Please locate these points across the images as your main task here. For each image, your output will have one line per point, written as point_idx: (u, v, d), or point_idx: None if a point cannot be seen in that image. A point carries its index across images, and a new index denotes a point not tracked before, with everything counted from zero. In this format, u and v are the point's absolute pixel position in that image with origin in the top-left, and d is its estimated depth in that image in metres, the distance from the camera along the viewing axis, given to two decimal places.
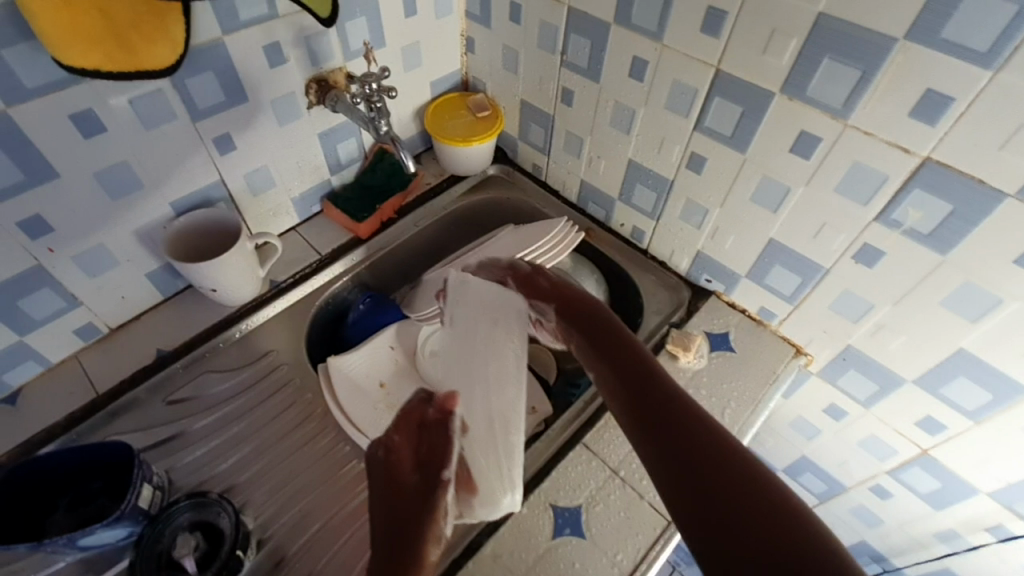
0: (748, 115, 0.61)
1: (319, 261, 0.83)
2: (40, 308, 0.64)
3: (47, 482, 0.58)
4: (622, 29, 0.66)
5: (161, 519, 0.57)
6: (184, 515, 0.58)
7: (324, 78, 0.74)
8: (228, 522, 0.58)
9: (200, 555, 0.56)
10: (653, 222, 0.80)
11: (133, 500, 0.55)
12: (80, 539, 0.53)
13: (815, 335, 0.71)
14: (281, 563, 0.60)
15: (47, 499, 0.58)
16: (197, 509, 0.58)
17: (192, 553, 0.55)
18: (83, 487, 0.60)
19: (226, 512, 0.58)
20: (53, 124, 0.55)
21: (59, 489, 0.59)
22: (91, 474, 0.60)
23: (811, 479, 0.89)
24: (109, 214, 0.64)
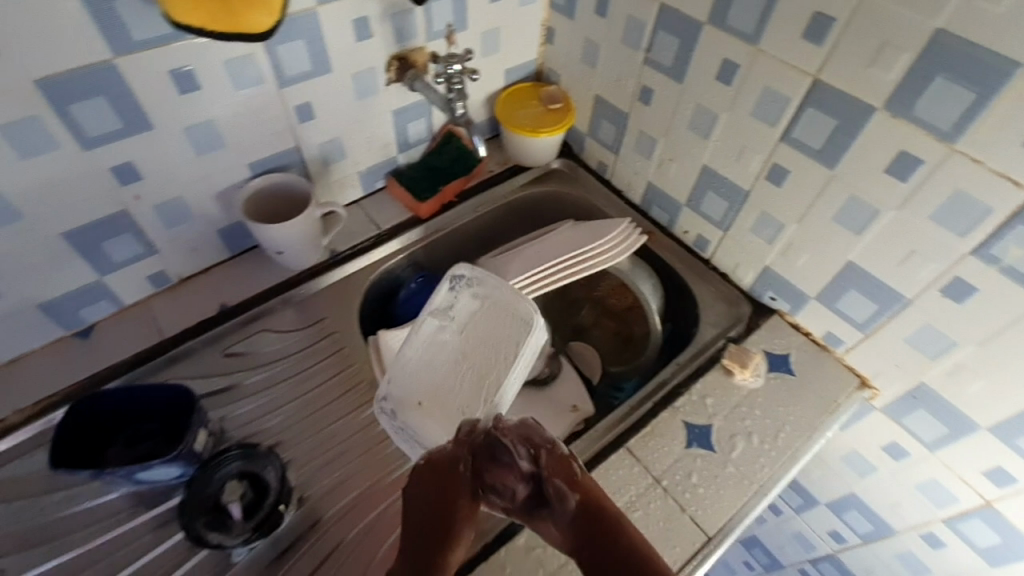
0: (843, 130, 0.58)
1: (378, 236, 0.84)
2: (120, 252, 0.67)
3: (110, 416, 0.61)
4: (716, 30, 0.64)
5: (212, 464, 0.60)
6: (233, 464, 0.61)
7: (405, 56, 0.75)
8: (273, 476, 0.61)
9: (246, 503, 0.59)
10: (721, 232, 0.77)
11: (190, 442, 0.58)
12: (138, 471, 0.57)
13: (885, 368, 0.67)
14: (315, 526, 0.61)
15: (107, 433, 0.61)
16: (246, 460, 0.61)
17: (238, 501, 0.59)
18: (140, 426, 0.62)
19: (273, 465, 0.62)
20: (154, 77, 0.58)
21: (118, 425, 0.62)
22: (149, 414, 0.62)
23: (856, 517, 0.85)
24: (192, 169, 0.67)
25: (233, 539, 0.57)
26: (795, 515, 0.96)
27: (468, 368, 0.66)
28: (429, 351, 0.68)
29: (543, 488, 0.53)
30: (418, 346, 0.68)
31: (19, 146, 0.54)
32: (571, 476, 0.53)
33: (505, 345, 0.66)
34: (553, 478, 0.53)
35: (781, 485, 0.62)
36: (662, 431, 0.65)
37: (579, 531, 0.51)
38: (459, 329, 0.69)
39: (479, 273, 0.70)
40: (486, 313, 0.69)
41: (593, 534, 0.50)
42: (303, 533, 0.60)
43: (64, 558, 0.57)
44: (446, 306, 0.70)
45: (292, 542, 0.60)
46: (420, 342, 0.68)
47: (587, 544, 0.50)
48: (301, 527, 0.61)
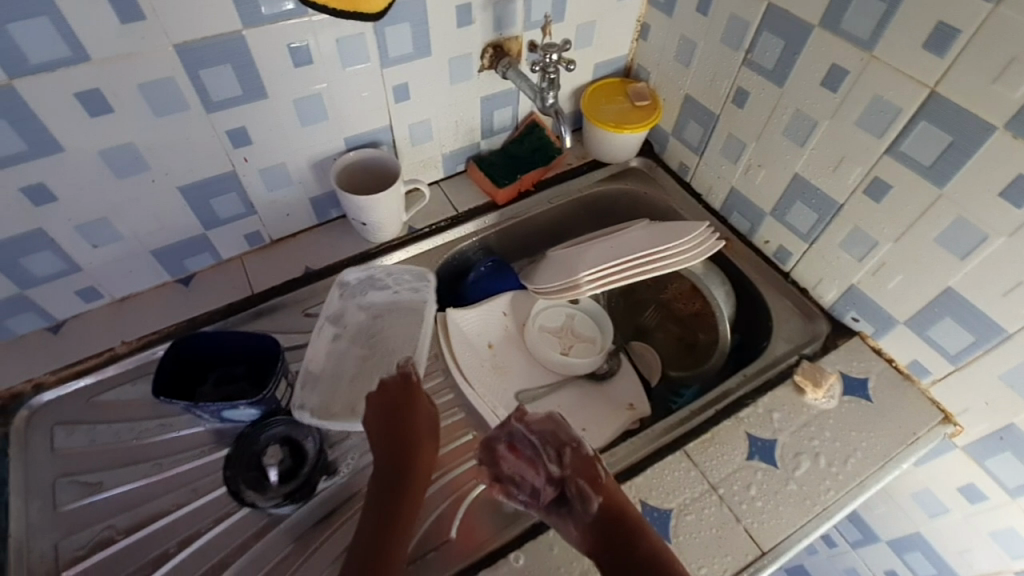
0: (958, 147, 0.54)
1: (454, 217, 0.87)
2: (225, 209, 0.73)
3: (205, 356, 0.66)
4: (826, 34, 0.61)
5: (259, 426, 0.64)
6: (278, 428, 0.64)
7: (501, 44, 0.77)
8: (312, 445, 0.64)
9: (283, 468, 0.62)
10: (805, 244, 0.74)
11: (272, 390, 0.62)
12: (225, 411, 0.62)
13: (973, 405, 0.63)
14: (356, 496, 0.63)
15: (200, 371, 0.67)
16: (291, 426, 0.64)
17: (277, 465, 0.62)
18: (230, 369, 0.67)
19: (312, 435, 0.64)
20: (275, 49, 0.62)
21: (211, 365, 0.67)
22: (239, 359, 0.68)
23: (919, 560, 0.80)
24: (295, 137, 0.71)
25: (267, 499, 0.61)
26: (850, 550, 0.91)
27: (369, 365, 0.70)
28: (328, 361, 0.69)
29: (565, 488, 0.56)
30: (328, 364, 0.69)
31: (154, 104, 0.60)
32: (594, 478, 0.56)
33: (400, 340, 0.72)
34: (576, 479, 0.56)
35: (846, 511, 0.59)
36: (722, 439, 0.64)
37: (599, 533, 0.52)
38: (356, 332, 0.72)
39: (365, 283, 0.74)
40: (383, 316, 0.74)
41: (611, 537, 0.52)
42: (352, 495, 0.63)
43: (153, 479, 0.63)
44: (336, 314, 0.72)
45: (336, 506, 0.63)
46: (318, 357, 0.69)
47: (609, 534, 0.52)
48: (343, 494, 0.63)
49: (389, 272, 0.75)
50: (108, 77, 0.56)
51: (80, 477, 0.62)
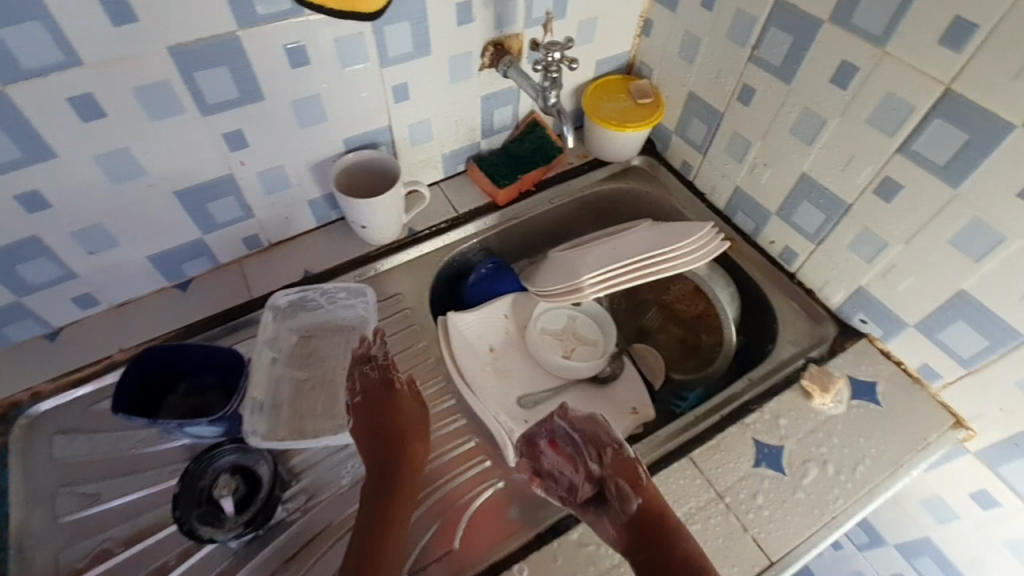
0: (974, 146, 0.53)
1: (455, 218, 0.85)
2: (222, 213, 0.72)
3: (175, 366, 0.65)
4: (837, 29, 0.60)
5: (205, 457, 0.59)
6: (225, 458, 0.60)
7: (502, 41, 0.75)
8: (266, 470, 0.60)
9: (238, 497, 0.58)
10: (812, 245, 0.73)
11: (235, 406, 0.60)
12: (186, 427, 0.59)
13: (986, 411, 0.61)
14: (324, 531, 0.60)
15: (170, 381, 0.65)
16: (240, 452, 0.60)
17: (231, 495, 0.57)
18: (200, 378, 0.66)
19: (265, 459, 0.60)
20: (271, 50, 0.61)
21: (183, 374, 0.66)
22: (209, 368, 0.66)
23: (927, 565, 0.79)
24: (293, 140, 0.70)
25: (225, 532, 0.55)
26: (857, 553, 0.90)
27: (310, 388, 0.67)
28: (270, 389, 0.66)
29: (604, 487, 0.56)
30: (269, 393, 0.65)
31: (149, 108, 0.59)
32: (634, 479, 0.56)
33: (337, 357, 0.70)
34: (616, 478, 0.56)
35: (855, 520, 0.58)
36: (728, 445, 0.63)
37: (634, 533, 0.53)
38: (289, 355, 0.69)
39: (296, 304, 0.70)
40: (314, 335, 0.71)
41: (644, 537, 0.53)
42: (332, 521, 0.60)
43: (153, 490, 0.62)
44: (271, 338, 0.68)
45: (298, 548, 0.59)
46: (261, 387, 0.64)
47: (644, 531, 0.53)
48: (307, 534, 0.59)
49: (333, 287, 0.71)
50: (102, 81, 0.55)
51: (80, 488, 0.62)
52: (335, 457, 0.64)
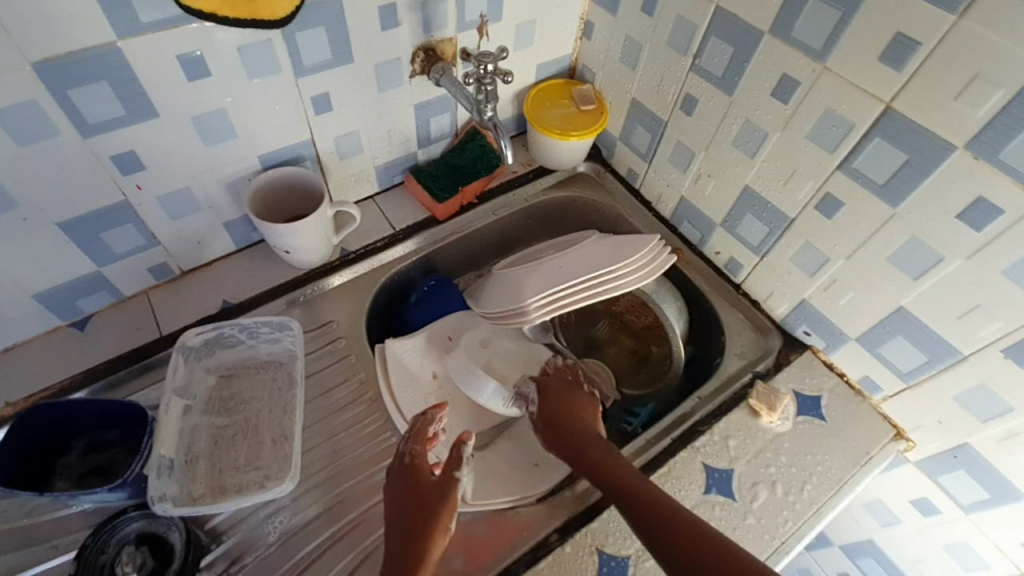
0: (913, 166, 0.52)
1: (391, 236, 0.80)
2: (120, 243, 0.64)
3: (68, 425, 0.57)
4: (777, 41, 0.58)
5: (105, 530, 0.53)
6: (134, 524, 0.54)
7: (432, 47, 0.69)
8: (178, 539, 0.54)
9: (145, 574, 0.53)
10: (756, 258, 0.72)
11: (138, 469, 0.54)
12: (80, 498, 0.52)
13: (925, 423, 0.62)
14: None
15: (65, 439, 0.58)
16: (149, 519, 0.55)
17: (137, 572, 0.52)
18: (102, 434, 0.59)
19: (177, 527, 0.55)
20: (161, 61, 0.53)
21: (79, 432, 0.59)
22: (112, 423, 0.59)
23: (871, 564, 0.81)
24: (198, 158, 0.62)
25: None
26: (805, 552, 0.92)
27: (230, 437, 0.62)
28: (181, 443, 0.60)
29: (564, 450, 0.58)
30: (179, 446, 0.60)
31: (13, 132, 0.50)
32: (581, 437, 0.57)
33: (262, 399, 0.65)
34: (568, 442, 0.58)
35: (803, 542, 0.58)
36: (679, 472, 0.61)
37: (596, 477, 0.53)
38: (206, 401, 0.64)
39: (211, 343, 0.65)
40: (235, 374, 0.66)
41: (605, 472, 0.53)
42: None
43: (48, 566, 0.54)
44: (183, 385, 0.62)
45: None
46: (169, 443, 0.59)
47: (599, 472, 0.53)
48: None
49: (253, 321, 0.66)
50: None
51: None
52: (262, 512, 0.59)
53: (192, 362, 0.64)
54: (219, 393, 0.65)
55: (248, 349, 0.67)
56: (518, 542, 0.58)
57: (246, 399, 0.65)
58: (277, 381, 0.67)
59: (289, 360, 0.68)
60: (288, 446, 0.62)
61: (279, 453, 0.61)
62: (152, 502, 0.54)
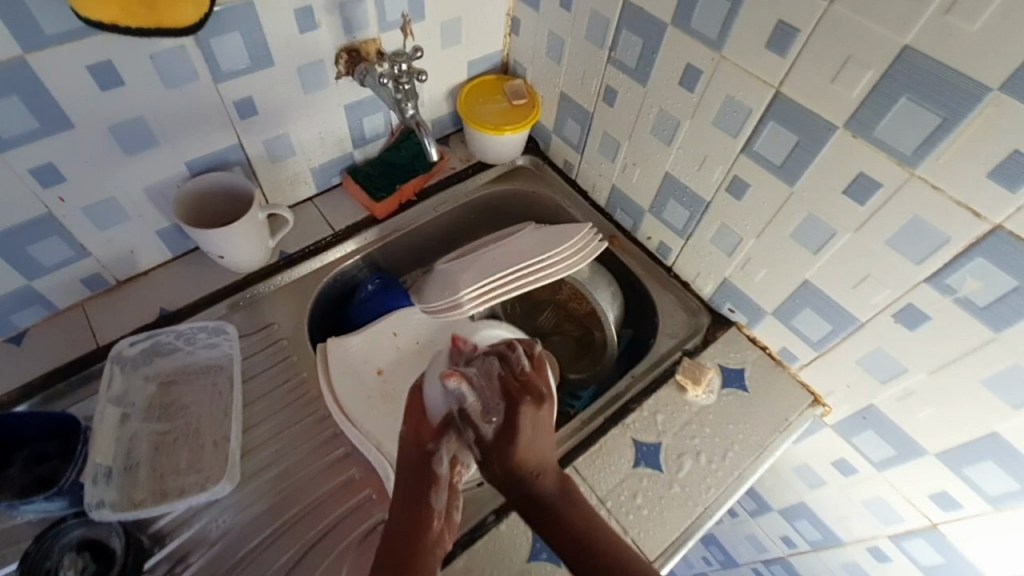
0: (803, 147, 0.55)
1: (332, 236, 0.81)
2: (48, 255, 0.64)
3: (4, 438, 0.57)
4: (679, 33, 0.60)
5: (47, 536, 0.54)
6: (74, 532, 0.55)
7: (355, 47, 0.71)
8: (119, 543, 0.56)
9: None
10: (682, 241, 0.75)
11: (73, 476, 0.55)
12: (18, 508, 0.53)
13: (837, 388, 0.66)
14: None
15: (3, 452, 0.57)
16: (89, 526, 0.56)
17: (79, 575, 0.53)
18: (41, 446, 0.59)
19: (118, 531, 0.56)
20: (72, 72, 0.53)
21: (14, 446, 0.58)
22: (50, 434, 0.59)
23: (806, 525, 0.86)
24: (122, 167, 0.63)
25: None
26: (750, 519, 0.97)
27: (170, 442, 0.63)
28: (118, 451, 0.61)
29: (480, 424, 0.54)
30: (117, 455, 0.60)
31: None
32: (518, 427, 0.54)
33: (201, 403, 0.66)
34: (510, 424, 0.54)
35: (726, 506, 0.62)
36: (610, 448, 0.65)
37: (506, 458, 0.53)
38: (145, 408, 0.65)
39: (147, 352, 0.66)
40: (174, 381, 0.67)
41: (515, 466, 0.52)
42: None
43: None
44: (120, 394, 0.64)
45: None
46: (106, 451, 0.60)
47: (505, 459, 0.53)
48: None
49: (189, 327, 0.68)
50: None
51: None
52: (207, 511, 0.60)
53: (127, 371, 0.65)
54: (157, 400, 0.66)
55: (186, 355, 0.68)
56: (458, 524, 0.60)
57: (185, 405, 0.66)
58: (216, 385, 0.67)
59: (228, 363, 0.69)
60: (228, 448, 0.63)
61: (219, 455, 0.63)
62: (90, 508, 0.55)
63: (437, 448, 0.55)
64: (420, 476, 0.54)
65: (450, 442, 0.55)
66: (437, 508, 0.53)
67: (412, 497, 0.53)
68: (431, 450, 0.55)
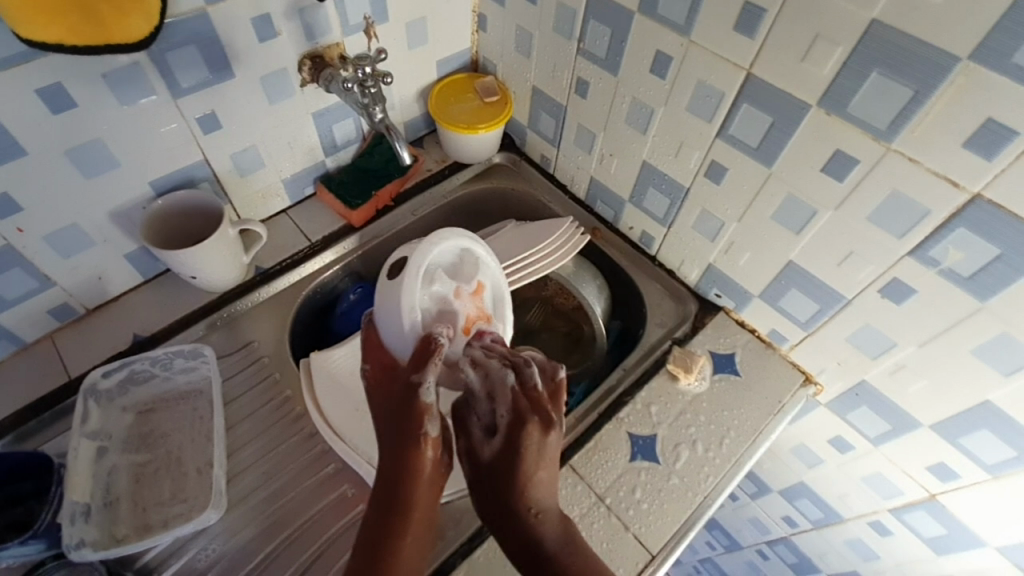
0: (779, 127, 0.55)
1: (309, 248, 0.79)
2: (10, 289, 0.61)
3: None
4: (647, 20, 0.59)
5: None
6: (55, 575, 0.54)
7: (319, 53, 0.69)
8: None
9: None
10: (664, 229, 0.75)
11: (48, 518, 0.53)
12: None
13: (828, 366, 0.66)
14: None
15: None
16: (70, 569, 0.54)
17: None
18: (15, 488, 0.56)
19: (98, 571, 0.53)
20: (18, 97, 0.51)
21: None
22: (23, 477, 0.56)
23: (806, 504, 0.86)
24: (81, 193, 0.60)
25: None
26: (751, 501, 0.97)
27: (152, 472, 0.61)
28: (97, 487, 0.59)
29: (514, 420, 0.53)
30: (95, 492, 0.58)
31: None
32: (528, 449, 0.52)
33: (182, 430, 0.64)
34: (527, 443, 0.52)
35: (726, 493, 0.62)
36: (606, 444, 0.64)
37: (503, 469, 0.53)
38: (125, 440, 0.63)
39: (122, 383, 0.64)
40: (152, 410, 0.65)
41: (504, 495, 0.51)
42: None
43: None
44: (98, 429, 0.61)
45: None
46: (82, 488, 0.57)
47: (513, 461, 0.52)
48: None
49: (165, 353, 0.65)
50: None
51: None
52: (197, 540, 0.59)
53: (101, 404, 0.63)
54: (135, 431, 0.64)
55: (162, 381, 0.66)
56: (455, 532, 0.59)
57: (164, 434, 0.64)
58: (197, 410, 0.66)
59: (207, 387, 0.67)
60: (212, 475, 0.61)
61: (203, 482, 0.61)
62: (67, 549, 0.53)
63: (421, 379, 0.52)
64: (404, 405, 0.52)
65: (432, 369, 0.52)
66: (431, 436, 0.51)
67: (399, 441, 0.51)
68: (416, 381, 0.52)
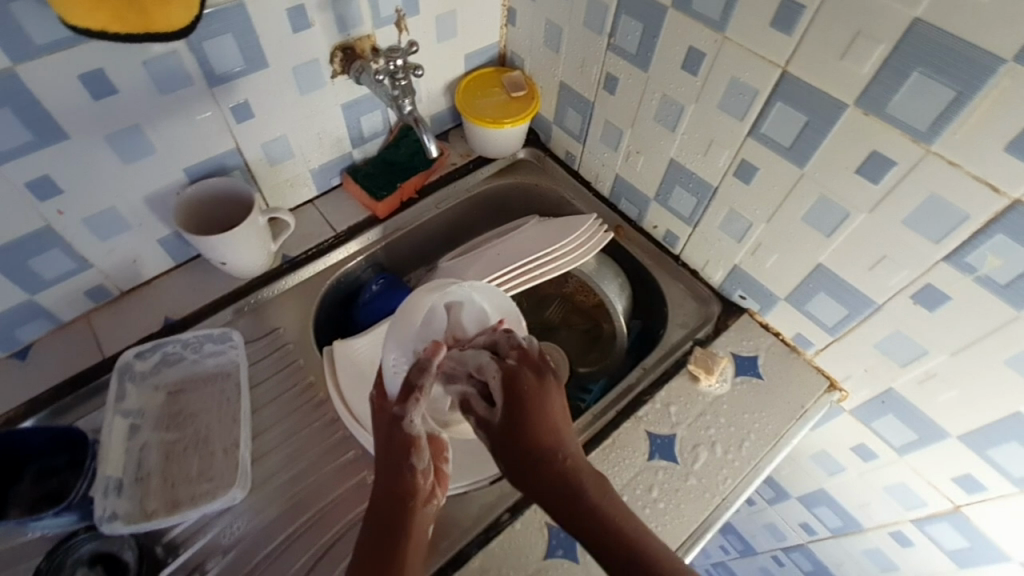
0: (813, 127, 0.54)
1: (335, 238, 0.80)
2: (50, 269, 0.63)
3: (16, 452, 0.57)
4: (681, 16, 0.59)
5: (58, 552, 0.53)
6: (86, 547, 0.55)
7: (350, 45, 0.69)
8: (131, 556, 0.56)
9: None
10: (689, 227, 0.74)
11: (84, 489, 0.55)
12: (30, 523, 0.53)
13: (854, 372, 0.65)
14: None
15: (14, 468, 0.57)
16: (101, 540, 0.56)
17: None
18: (50, 460, 0.58)
19: (130, 544, 0.56)
20: (62, 83, 0.52)
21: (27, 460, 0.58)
22: (58, 450, 0.59)
23: (825, 512, 0.85)
24: (118, 177, 0.62)
25: None
26: (768, 507, 0.96)
27: (180, 451, 0.63)
28: (129, 462, 0.61)
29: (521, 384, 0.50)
30: (127, 466, 0.60)
31: None
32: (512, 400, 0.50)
33: (209, 411, 0.66)
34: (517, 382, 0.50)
35: (744, 496, 0.61)
36: (623, 442, 0.64)
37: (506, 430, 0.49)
38: (155, 418, 0.64)
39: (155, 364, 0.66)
40: (182, 390, 0.67)
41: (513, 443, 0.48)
42: None
43: None
44: (133, 407, 0.64)
45: None
46: (115, 464, 0.60)
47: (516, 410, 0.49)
48: None
49: (195, 336, 0.68)
50: None
51: None
52: (221, 519, 0.60)
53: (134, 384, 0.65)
54: (164, 411, 0.65)
55: (191, 362, 0.68)
56: (472, 523, 0.59)
57: (193, 415, 0.65)
58: (225, 392, 0.67)
59: (234, 369, 0.68)
60: (237, 455, 0.62)
61: (229, 462, 0.62)
62: (100, 522, 0.55)
63: (404, 413, 0.52)
64: (393, 440, 0.52)
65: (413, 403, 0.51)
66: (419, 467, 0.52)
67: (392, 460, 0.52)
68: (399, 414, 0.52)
